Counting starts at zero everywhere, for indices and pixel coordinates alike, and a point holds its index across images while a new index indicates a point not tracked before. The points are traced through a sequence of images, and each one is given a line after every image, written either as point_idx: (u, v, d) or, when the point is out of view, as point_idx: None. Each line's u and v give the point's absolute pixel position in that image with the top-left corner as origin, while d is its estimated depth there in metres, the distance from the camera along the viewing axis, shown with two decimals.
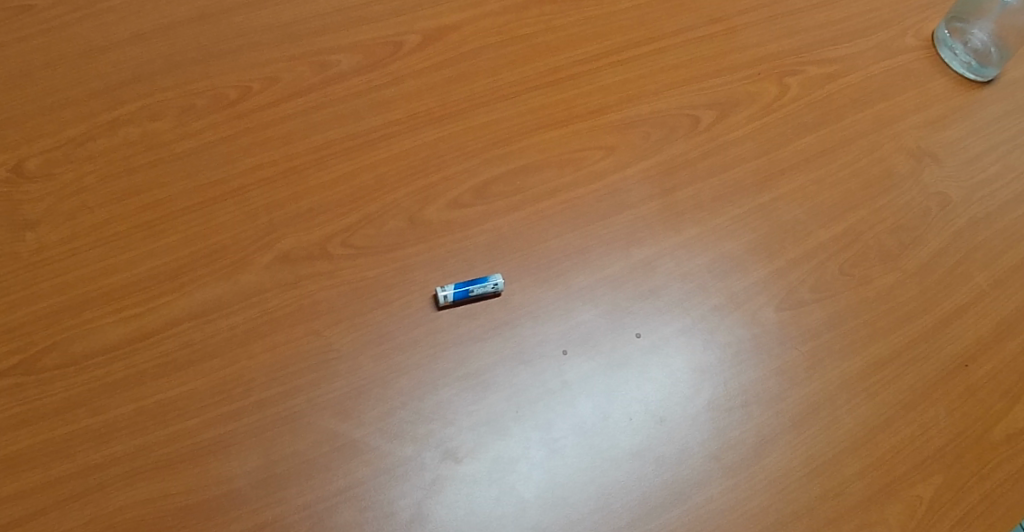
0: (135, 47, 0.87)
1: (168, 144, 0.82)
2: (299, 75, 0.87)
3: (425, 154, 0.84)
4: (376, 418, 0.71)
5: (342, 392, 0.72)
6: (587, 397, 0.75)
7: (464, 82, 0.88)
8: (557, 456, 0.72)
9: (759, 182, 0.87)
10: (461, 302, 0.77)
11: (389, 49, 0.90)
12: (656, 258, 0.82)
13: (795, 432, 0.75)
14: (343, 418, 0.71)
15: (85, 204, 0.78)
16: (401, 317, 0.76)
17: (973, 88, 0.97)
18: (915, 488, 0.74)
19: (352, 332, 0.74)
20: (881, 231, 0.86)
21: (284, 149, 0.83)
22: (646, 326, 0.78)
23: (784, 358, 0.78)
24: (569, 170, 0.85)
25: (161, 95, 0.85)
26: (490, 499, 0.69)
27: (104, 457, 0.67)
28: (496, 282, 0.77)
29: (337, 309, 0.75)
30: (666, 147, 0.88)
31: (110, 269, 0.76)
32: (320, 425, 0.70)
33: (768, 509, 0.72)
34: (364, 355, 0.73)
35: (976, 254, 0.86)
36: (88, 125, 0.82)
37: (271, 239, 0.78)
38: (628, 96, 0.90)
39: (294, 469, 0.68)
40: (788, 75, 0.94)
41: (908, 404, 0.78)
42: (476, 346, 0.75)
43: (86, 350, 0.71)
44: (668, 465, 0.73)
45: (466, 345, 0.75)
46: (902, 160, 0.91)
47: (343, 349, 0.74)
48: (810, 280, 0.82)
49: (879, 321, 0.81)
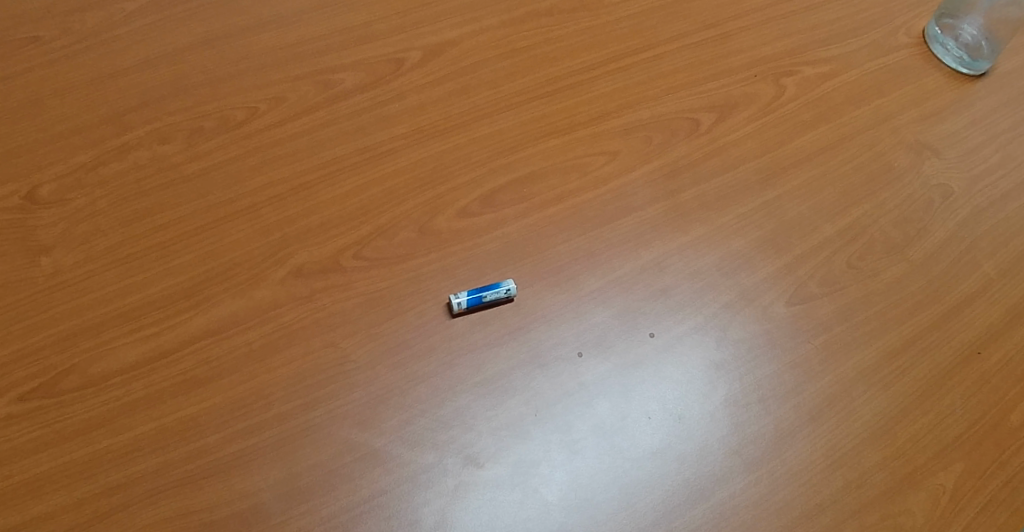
0: (141, 73, 0.88)
1: (178, 166, 0.83)
2: (304, 95, 0.88)
3: (431, 166, 0.85)
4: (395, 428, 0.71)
5: (359, 403, 0.72)
6: (604, 398, 0.75)
7: (467, 96, 0.90)
8: (578, 457, 0.72)
9: (762, 181, 0.88)
10: (475, 308, 0.77)
11: (391, 66, 0.91)
12: (665, 258, 0.82)
13: (813, 425, 0.76)
14: (361, 428, 0.71)
15: (99, 228, 0.79)
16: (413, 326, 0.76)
17: (967, 82, 0.99)
18: (937, 477, 0.74)
19: (366, 343, 0.75)
20: (886, 224, 0.87)
21: (292, 167, 0.84)
22: (660, 326, 0.79)
23: (798, 352, 0.79)
24: (575, 176, 0.86)
25: (170, 119, 0.86)
26: (513, 503, 0.70)
27: (126, 477, 0.67)
28: (508, 289, 0.77)
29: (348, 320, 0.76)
30: (668, 150, 0.89)
31: (125, 290, 0.76)
32: (341, 437, 0.70)
33: (792, 504, 0.72)
34: (380, 364, 0.74)
35: (981, 243, 0.87)
36: (98, 151, 0.83)
37: (284, 254, 0.79)
38: (628, 102, 0.91)
39: (316, 483, 0.68)
40: (784, 75, 0.96)
41: (924, 392, 0.78)
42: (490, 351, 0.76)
43: (104, 371, 0.72)
44: (689, 463, 0.73)
45: (483, 350, 0.75)
46: (901, 153, 0.92)
47: (359, 358, 0.74)
48: (820, 274, 0.83)
49: (889, 311, 0.82)
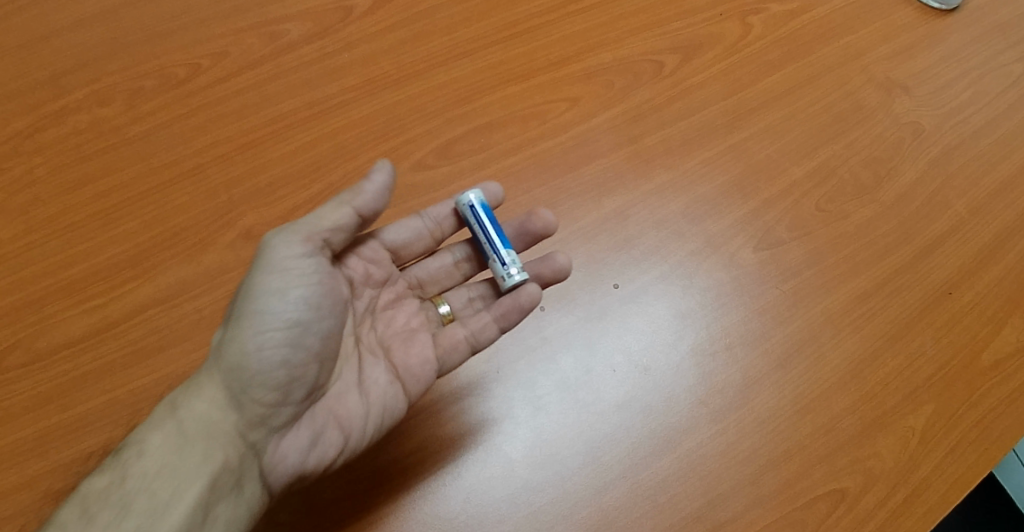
0: (76, 32, 0.84)
1: (119, 129, 0.79)
2: (248, 48, 0.84)
3: (384, 118, 0.82)
4: (307, 389, 0.66)
5: (421, 385, 0.69)
6: (567, 351, 0.74)
7: (420, 43, 0.85)
8: (542, 413, 0.71)
9: (728, 123, 0.85)
10: (523, 233, 0.74)
11: (339, 15, 0.86)
12: (629, 206, 0.80)
13: (782, 371, 0.74)
14: (393, 414, 0.68)
15: (38, 198, 0.76)
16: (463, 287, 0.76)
17: (939, 16, 0.95)
18: (907, 420, 0.73)
19: (392, 348, 0.71)
20: (855, 164, 0.85)
21: (239, 125, 0.80)
22: (624, 277, 0.77)
23: (765, 298, 0.77)
24: (535, 124, 0.83)
25: (108, 80, 0.81)
26: (477, 462, 0.69)
27: (80, 451, 0.67)
28: (472, 205, 0.71)
29: (379, 325, 0.72)
30: (631, 95, 0.85)
31: (69, 260, 0.74)
32: (356, 433, 0.66)
33: (760, 451, 0.71)
34: (455, 331, 0.70)
35: (953, 182, 0.85)
36: (34, 116, 0.79)
37: (232, 216, 0.76)
38: (589, 45, 0.88)
39: (324, 508, 0.66)
40: (751, 13, 0.92)
41: (894, 335, 0.77)
42: (369, 211, 0.67)
43: (51, 345, 0.70)
44: (656, 415, 0.72)
45: (380, 198, 0.67)
46: (872, 92, 0.89)
47: (365, 361, 0.70)
48: (787, 219, 0.81)
49: (857, 255, 0.80)
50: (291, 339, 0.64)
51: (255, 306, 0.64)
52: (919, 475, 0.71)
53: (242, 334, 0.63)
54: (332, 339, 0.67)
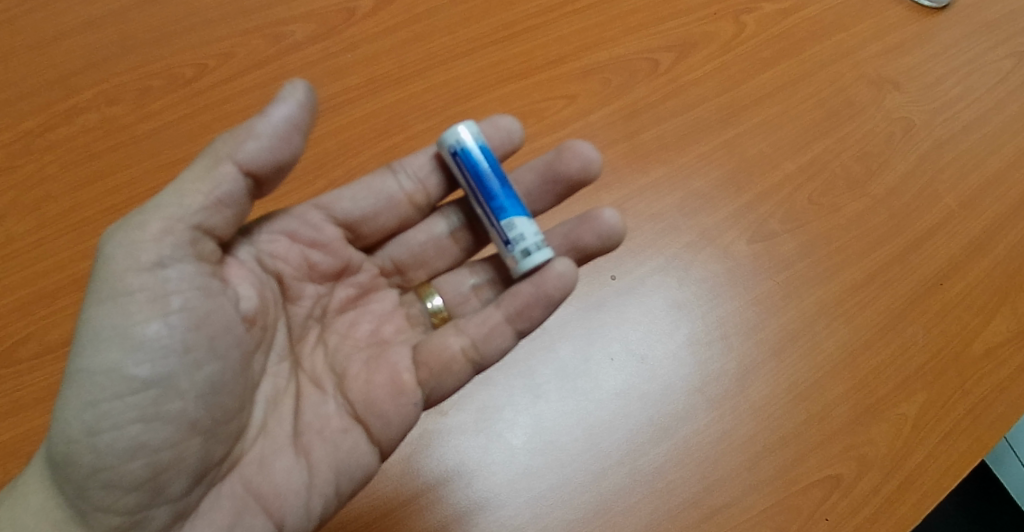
0: (84, 34, 0.86)
1: (128, 127, 0.81)
2: (254, 49, 0.86)
3: (387, 115, 0.84)
4: (191, 473, 0.58)
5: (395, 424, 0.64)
6: (566, 341, 0.77)
7: (421, 43, 0.88)
8: (542, 401, 0.74)
9: (722, 118, 0.87)
10: (555, 175, 0.71)
11: (343, 16, 0.88)
12: (626, 200, 0.83)
13: (776, 360, 0.76)
14: (357, 456, 0.64)
15: (49, 194, 0.78)
16: (455, 271, 0.73)
17: (929, 14, 0.97)
18: (899, 408, 0.75)
19: (361, 362, 0.67)
20: (847, 158, 0.87)
21: (245, 123, 0.82)
22: (621, 268, 0.80)
23: (759, 289, 0.79)
24: (533, 121, 0.85)
25: (117, 80, 0.84)
26: (478, 448, 0.72)
27: None
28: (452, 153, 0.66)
29: (336, 333, 0.69)
30: (627, 92, 0.87)
31: (79, 254, 0.76)
32: (293, 488, 0.61)
33: (756, 438, 0.73)
34: (451, 343, 0.65)
35: (943, 175, 0.87)
36: (45, 116, 0.82)
37: None
38: (586, 44, 0.90)
39: None
40: (744, 12, 0.94)
41: (886, 325, 0.78)
42: (257, 164, 0.60)
43: (62, 338, 0.72)
44: (653, 403, 0.74)
45: (282, 140, 0.60)
46: (863, 88, 0.91)
47: (307, 396, 0.66)
48: (780, 212, 0.83)
49: (849, 247, 0.82)
50: (145, 413, 0.56)
51: (95, 374, 0.55)
52: (912, 461, 0.72)
53: (86, 411, 0.55)
54: (218, 396, 0.59)
